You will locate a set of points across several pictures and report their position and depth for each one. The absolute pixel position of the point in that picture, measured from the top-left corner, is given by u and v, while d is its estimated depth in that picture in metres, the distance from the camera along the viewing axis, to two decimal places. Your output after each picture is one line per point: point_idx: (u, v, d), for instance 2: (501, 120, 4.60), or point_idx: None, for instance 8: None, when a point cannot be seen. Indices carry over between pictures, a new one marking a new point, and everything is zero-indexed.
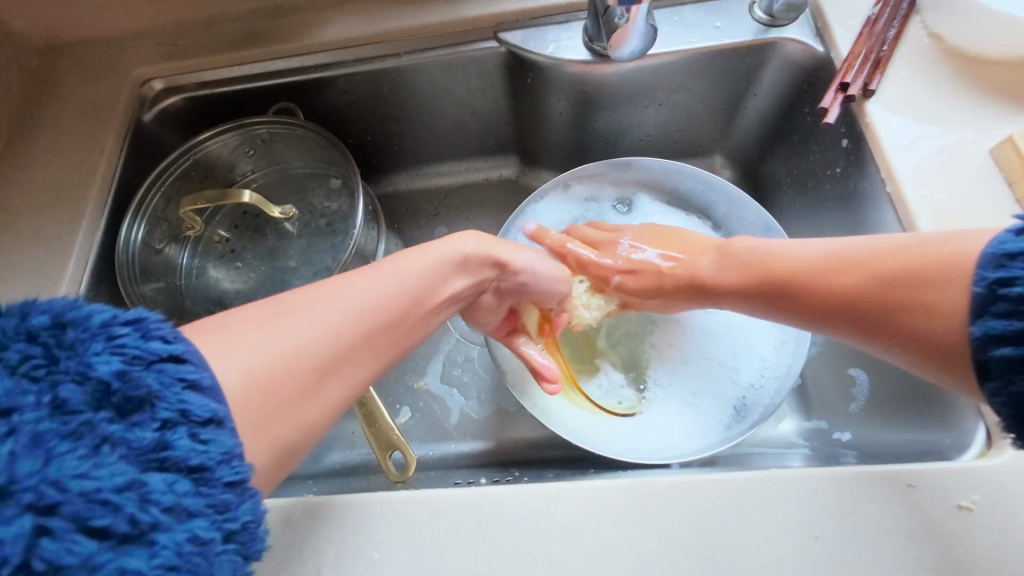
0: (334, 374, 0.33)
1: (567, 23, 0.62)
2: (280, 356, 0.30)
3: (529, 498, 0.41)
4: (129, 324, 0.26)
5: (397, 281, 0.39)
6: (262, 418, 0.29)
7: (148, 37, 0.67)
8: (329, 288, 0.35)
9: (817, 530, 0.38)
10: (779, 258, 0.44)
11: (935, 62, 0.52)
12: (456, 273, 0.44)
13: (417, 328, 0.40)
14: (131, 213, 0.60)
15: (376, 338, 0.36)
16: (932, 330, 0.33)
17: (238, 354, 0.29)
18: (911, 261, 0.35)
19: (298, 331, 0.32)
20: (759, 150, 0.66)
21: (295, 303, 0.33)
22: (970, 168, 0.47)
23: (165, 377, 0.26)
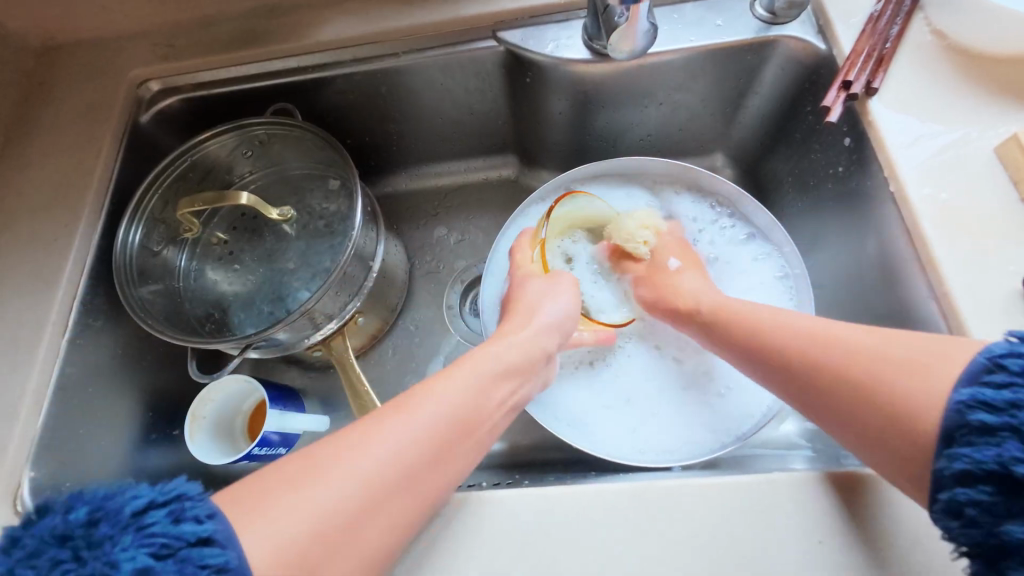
0: (368, 524, 0.33)
1: (567, 22, 0.61)
2: (320, 506, 0.32)
3: (529, 501, 0.41)
4: (155, 514, 0.30)
5: (454, 397, 0.40)
6: (308, 574, 0.30)
7: (145, 37, 0.66)
8: (385, 422, 0.37)
9: (820, 534, 0.38)
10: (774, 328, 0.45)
11: (939, 59, 0.51)
12: (506, 377, 0.44)
13: (467, 456, 0.40)
14: (129, 216, 0.59)
15: (414, 482, 0.36)
16: (909, 430, 0.34)
17: (266, 525, 0.30)
18: (897, 357, 0.36)
19: (331, 491, 0.32)
20: (761, 148, 0.65)
21: (358, 435, 0.35)
22: (974, 167, 0.46)
23: (188, 565, 0.28)
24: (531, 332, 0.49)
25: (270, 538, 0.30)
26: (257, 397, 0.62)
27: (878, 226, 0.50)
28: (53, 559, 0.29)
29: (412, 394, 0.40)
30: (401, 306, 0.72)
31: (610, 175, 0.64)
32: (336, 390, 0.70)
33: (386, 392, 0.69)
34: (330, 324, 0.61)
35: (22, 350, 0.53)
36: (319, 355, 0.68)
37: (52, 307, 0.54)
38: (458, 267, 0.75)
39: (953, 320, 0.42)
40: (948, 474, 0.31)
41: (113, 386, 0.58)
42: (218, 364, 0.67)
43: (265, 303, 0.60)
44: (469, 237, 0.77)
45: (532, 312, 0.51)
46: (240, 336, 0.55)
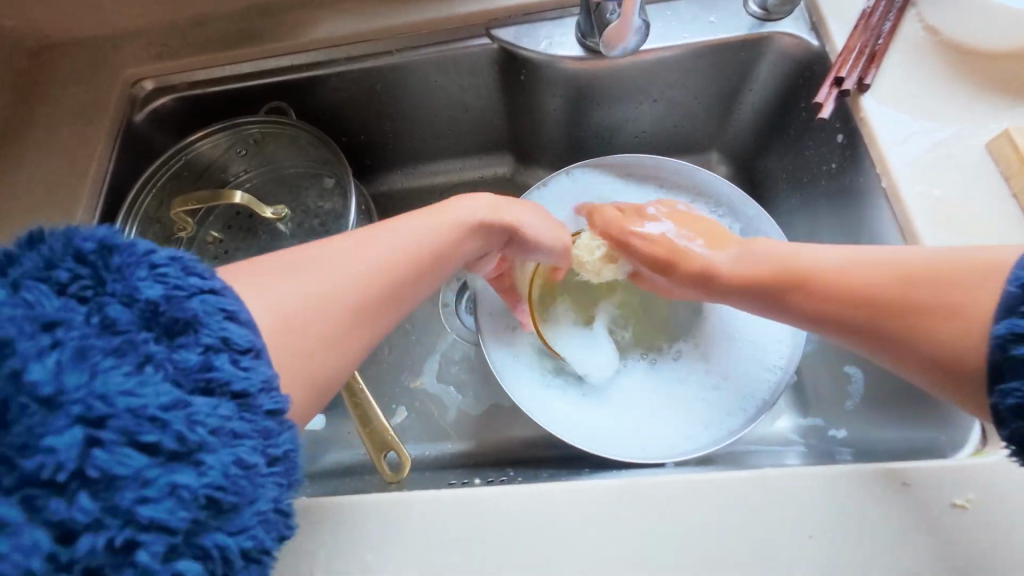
0: (329, 339, 0.36)
1: (560, 19, 0.61)
2: (305, 294, 0.35)
3: (522, 498, 0.41)
4: (170, 260, 0.29)
5: (420, 233, 0.43)
6: (293, 347, 0.34)
7: (138, 36, 0.66)
8: (361, 237, 0.41)
9: (812, 529, 0.38)
10: (804, 257, 0.44)
11: (931, 55, 0.51)
12: (478, 227, 0.47)
13: (422, 282, 0.42)
14: (123, 214, 0.59)
15: (372, 301, 0.38)
16: (956, 354, 0.35)
17: (271, 294, 0.34)
18: (938, 277, 0.37)
19: (289, 287, 0.35)
20: (755, 145, 0.65)
21: (289, 253, 0.38)
22: (967, 163, 0.47)
23: (207, 305, 0.29)
24: (509, 213, 0.49)
25: (271, 305, 0.34)
26: None
27: (871, 222, 0.50)
28: (64, 276, 0.27)
29: (380, 224, 0.43)
30: None
31: (605, 172, 0.64)
32: None
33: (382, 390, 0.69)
34: None
35: None
36: None
37: None
38: None
39: None
40: (1003, 408, 0.31)
41: None
42: None
43: None
44: None
45: (511, 207, 0.51)
46: None
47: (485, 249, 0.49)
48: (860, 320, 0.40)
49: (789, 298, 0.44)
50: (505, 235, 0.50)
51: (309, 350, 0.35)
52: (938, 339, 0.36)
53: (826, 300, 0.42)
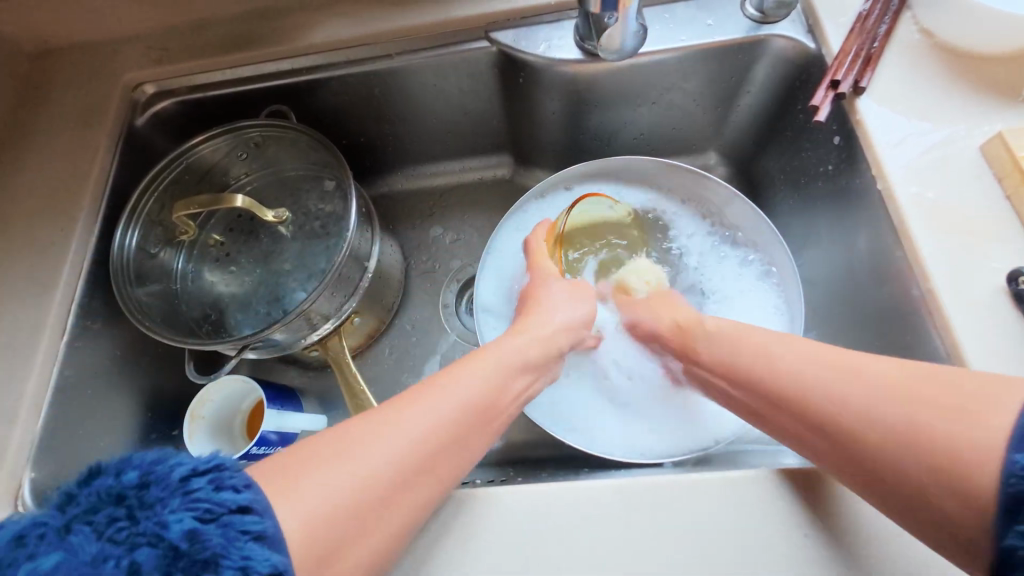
0: (390, 506, 0.34)
1: (558, 22, 0.62)
2: (340, 493, 0.32)
3: (523, 498, 0.42)
4: (202, 475, 0.29)
5: (468, 390, 0.41)
6: (331, 557, 0.30)
7: (139, 41, 0.66)
8: (406, 406, 0.38)
9: (808, 528, 0.39)
10: (779, 369, 0.40)
11: (927, 58, 0.51)
12: (524, 367, 0.46)
13: (486, 435, 0.41)
14: (126, 219, 0.60)
15: (436, 472, 0.37)
16: (958, 487, 0.30)
17: (305, 500, 0.31)
18: (930, 399, 0.32)
19: (361, 463, 0.33)
20: (753, 146, 0.66)
21: (339, 437, 0.35)
22: (961, 165, 0.47)
23: (230, 531, 0.28)
24: (548, 330, 0.50)
25: (308, 511, 0.30)
26: (255, 397, 0.63)
27: (867, 223, 0.50)
28: (104, 519, 0.27)
29: (425, 385, 0.40)
30: (398, 306, 0.73)
31: (604, 172, 0.64)
32: (333, 390, 0.71)
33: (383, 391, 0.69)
34: (326, 324, 0.62)
35: (21, 353, 0.53)
36: (316, 354, 0.68)
37: (50, 311, 0.55)
38: (454, 267, 0.76)
39: (938, 316, 0.43)
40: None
41: (112, 388, 0.58)
42: (216, 365, 0.67)
43: (262, 304, 0.61)
44: (464, 237, 0.77)
45: (549, 303, 0.53)
46: (237, 337, 0.55)
47: (529, 390, 0.47)
48: (837, 442, 0.35)
49: (772, 404, 0.40)
50: (552, 349, 0.49)
51: (345, 551, 0.31)
52: (937, 471, 0.30)
53: (798, 418, 0.38)
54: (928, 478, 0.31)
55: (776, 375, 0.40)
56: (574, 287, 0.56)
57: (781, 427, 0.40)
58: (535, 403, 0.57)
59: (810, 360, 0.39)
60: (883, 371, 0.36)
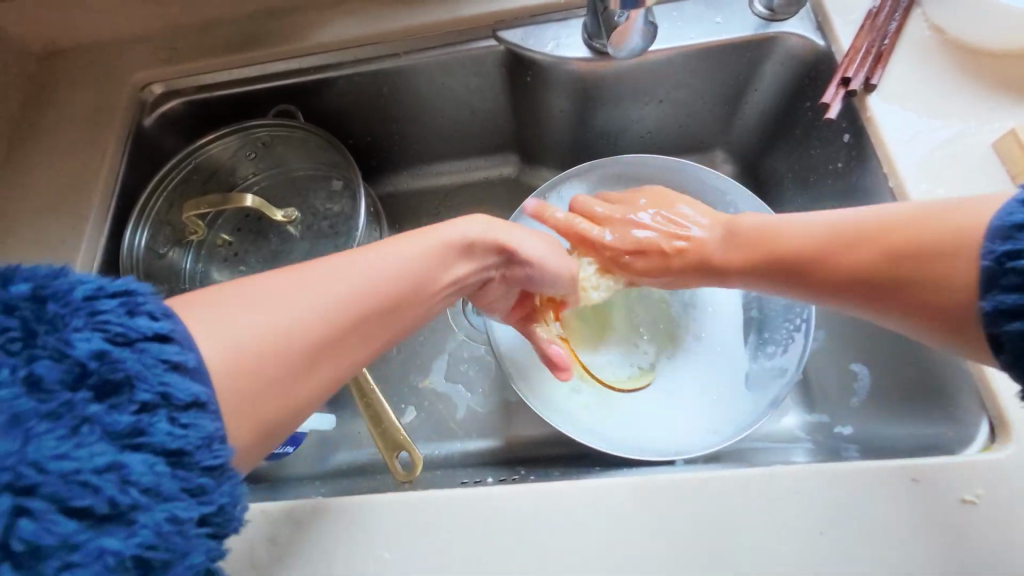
0: (322, 359, 0.34)
1: (567, 20, 0.62)
2: (248, 349, 0.31)
3: (536, 497, 0.42)
4: (135, 352, 0.27)
5: (403, 265, 0.39)
6: (245, 392, 0.30)
7: (147, 41, 0.67)
8: (333, 265, 0.36)
9: (821, 525, 0.39)
10: (796, 232, 0.44)
11: (937, 55, 0.51)
12: (462, 254, 0.44)
13: (415, 316, 0.41)
14: (134, 218, 0.60)
15: (363, 324, 0.36)
16: (944, 291, 0.33)
17: (221, 335, 0.30)
18: (918, 231, 0.35)
19: (275, 312, 0.32)
20: (760, 144, 0.66)
21: (258, 283, 0.34)
22: (973, 162, 0.47)
23: (172, 421, 0.27)
24: (505, 253, 0.47)
25: (223, 342, 0.30)
26: None
27: None
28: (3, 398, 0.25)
29: (359, 249, 0.39)
30: None
31: (614, 169, 0.64)
32: None
33: (391, 391, 0.69)
34: None
35: None
36: None
37: None
38: None
39: None
40: (1002, 366, 0.30)
41: None
42: None
43: None
44: None
45: (510, 228, 0.49)
46: None
47: (465, 274, 0.46)
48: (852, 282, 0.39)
49: (792, 280, 0.44)
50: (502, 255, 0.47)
51: (260, 398, 0.31)
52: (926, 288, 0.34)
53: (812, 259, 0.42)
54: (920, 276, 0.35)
55: (795, 255, 0.43)
56: (548, 239, 0.52)
57: (800, 286, 0.44)
58: (545, 400, 0.58)
59: (822, 219, 0.43)
60: (887, 210, 0.39)
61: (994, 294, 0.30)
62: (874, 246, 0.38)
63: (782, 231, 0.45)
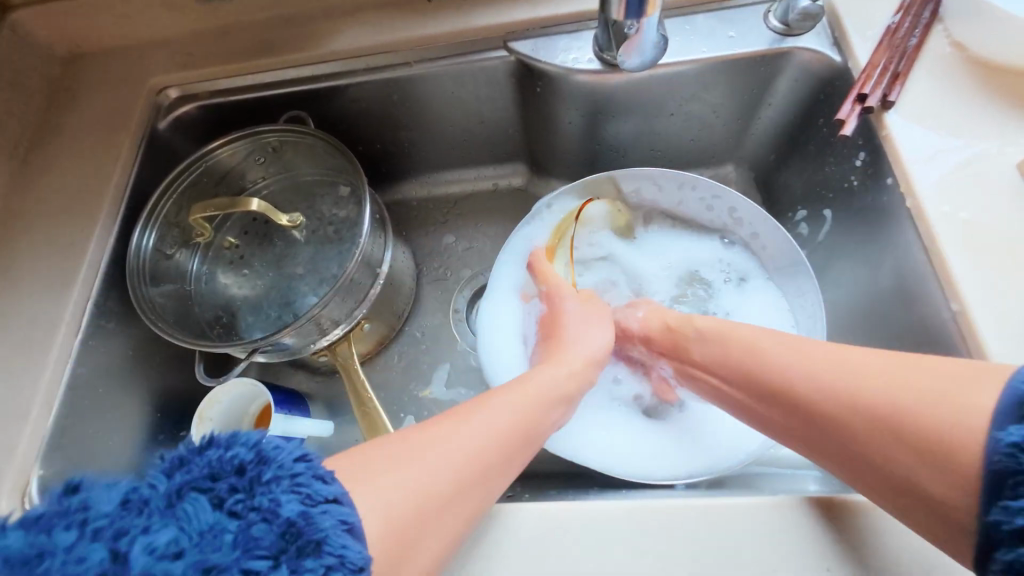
0: (455, 506, 0.35)
1: (578, 32, 0.61)
2: (395, 497, 0.33)
3: (529, 516, 0.40)
4: (304, 466, 0.30)
5: (518, 409, 0.42)
6: (399, 561, 0.32)
7: (166, 45, 0.68)
8: (471, 417, 0.40)
9: (829, 561, 0.37)
10: (775, 367, 0.41)
11: (959, 72, 0.50)
12: (558, 400, 0.46)
13: (530, 451, 0.42)
14: (144, 220, 0.61)
15: (491, 474, 0.38)
16: (942, 461, 0.32)
17: (377, 491, 0.32)
18: (895, 411, 0.34)
19: (421, 472, 0.35)
20: (773, 160, 0.64)
21: (395, 448, 0.36)
22: (995, 184, 0.45)
23: (328, 518, 0.29)
24: (576, 361, 0.50)
25: (380, 509, 0.32)
26: (263, 401, 0.63)
27: (894, 243, 0.48)
28: (225, 489, 0.28)
29: (481, 398, 0.42)
30: (407, 314, 0.72)
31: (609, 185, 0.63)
32: (342, 396, 0.70)
33: (390, 399, 0.69)
34: (337, 329, 0.62)
35: (38, 350, 0.54)
36: (325, 360, 0.68)
37: (67, 308, 0.55)
38: (465, 275, 0.75)
39: (972, 341, 0.41)
40: (1000, 531, 0.29)
41: (123, 386, 0.59)
42: (225, 366, 0.67)
43: (274, 308, 0.61)
44: (477, 245, 0.77)
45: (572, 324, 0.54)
46: (247, 341, 0.55)
47: (562, 422, 0.47)
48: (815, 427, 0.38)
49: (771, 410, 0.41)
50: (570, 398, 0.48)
51: (413, 552, 0.33)
52: (919, 438, 0.33)
53: (793, 410, 0.39)
54: (912, 446, 0.33)
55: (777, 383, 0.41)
56: (586, 307, 0.56)
57: (783, 426, 0.41)
58: None
59: (807, 349, 0.41)
60: (867, 358, 0.38)
61: (1007, 545, 0.28)
62: (851, 395, 0.36)
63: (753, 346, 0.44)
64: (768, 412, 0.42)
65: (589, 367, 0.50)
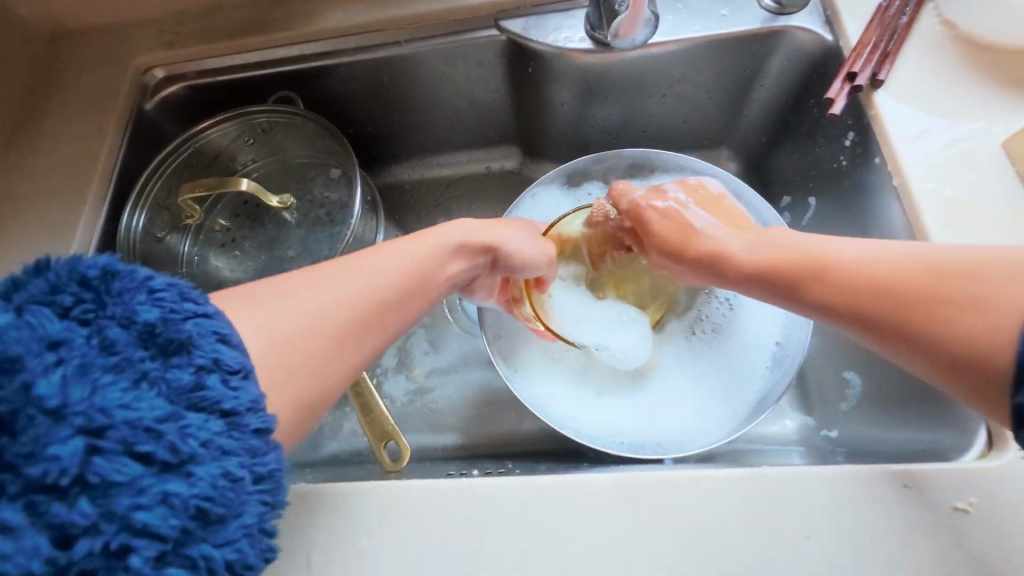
0: (326, 349, 0.35)
1: (570, 11, 0.61)
2: (270, 329, 0.34)
3: (519, 490, 0.41)
4: (168, 285, 0.30)
5: (412, 255, 0.43)
6: (275, 389, 0.33)
7: (151, 24, 0.67)
8: (350, 264, 0.40)
9: (810, 529, 0.38)
10: (827, 258, 0.39)
11: (949, 52, 0.50)
12: (454, 271, 0.46)
13: (427, 293, 0.43)
14: (132, 202, 0.60)
15: (368, 318, 0.38)
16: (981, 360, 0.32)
17: (232, 333, 0.32)
18: (964, 300, 0.33)
19: (279, 317, 0.34)
20: (765, 143, 0.64)
21: (275, 291, 0.36)
22: (981, 162, 0.45)
23: (200, 330, 0.29)
24: (496, 236, 0.48)
25: (255, 340, 0.33)
26: None
27: (881, 222, 0.49)
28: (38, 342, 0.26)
29: (370, 251, 0.42)
30: None
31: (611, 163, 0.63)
32: None
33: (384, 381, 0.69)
34: None
35: None
36: None
37: None
38: None
39: None
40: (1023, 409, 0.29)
41: None
42: None
43: None
44: None
45: (502, 222, 0.51)
46: None
47: (466, 279, 0.48)
48: (865, 318, 0.37)
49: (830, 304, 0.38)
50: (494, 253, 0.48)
51: (272, 395, 0.33)
52: (953, 335, 0.33)
53: (846, 304, 0.38)
54: (954, 351, 0.33)
55: (820, 274, 0.39)
56: (531, 229, 0.53)
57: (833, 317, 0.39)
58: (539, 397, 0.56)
59: (856, 248, 0.39)
60: (914, 252, 0.37)
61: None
62: (911, 271, 0.35)
63: (806, 242, 0.41)
64: (851, 326, 0.38)
65: (508, 252, 0.49)
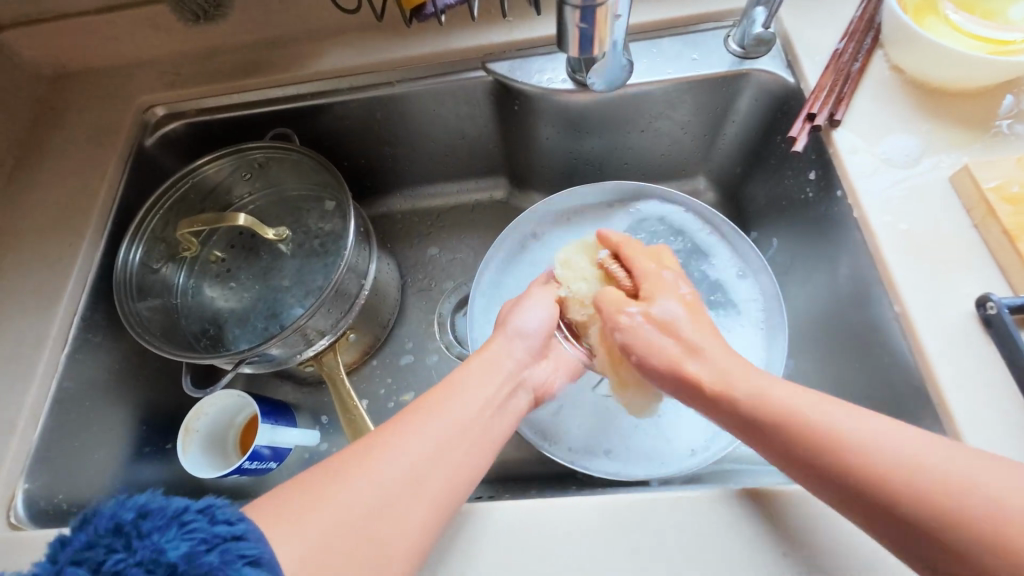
0: (389, 519, 0.35)
1: (552, 54, 0.65)
2: (339, 512, 0.34)
3: (508, 514, 0.42)
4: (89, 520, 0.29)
5: (454, 405, 0.43)
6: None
7: (153, 65, 0.70)
8: (395, 438, 0.39)
9: (785, 546, 0.39)
10: (811, 433, 0.35)
11: (897, 94, 0.54)
12: (499, 388, 0.47)
13: (486, 437, 0.43)
14: (130, 235, 0.62)
15: (431, 475, 0.38)
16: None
17: (300, 529, 0.32)
18: (960, 506, 0.30)
19: (356, 489, 0.35)
20: (739, 173, 0.68)
21: (328, 473, 0.36)
22: (932, 196, 0.49)
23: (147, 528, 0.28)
24: (513, 346, 0.51)
25: (302, 546, 0.32)
26: (249, 412, 0.65)
27: (847, 250, 0.52)
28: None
29: (411, 412, 0.42)
30: (392, 324, 0.74)
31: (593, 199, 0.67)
32: (327, 406, 0.71)
33: (374, 407, 0.71)
34: (323, 339, 0.63)
35: (24, 363, 0.54)
36: (311, 370, 0.69)
37: (53, 322, 0.56)
38: (448, 286, 0.77)
39: (912, 339, 0.44)
40: None
41: (109, 398, 0.59)
42: (213, 378, 0.68)
43: (260, 319, 0.62)
44: (459, 256, 0.79)
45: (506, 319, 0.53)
46: (233, 352, 0.57)
47: (516, 408, 0.48)
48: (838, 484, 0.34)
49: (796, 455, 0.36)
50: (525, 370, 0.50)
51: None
52: (951, 551, 0.29)
53: (838, 477, 0.34)
54: (953, 566, 0.30)
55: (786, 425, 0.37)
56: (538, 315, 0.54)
57: (808, 475, 0.35)
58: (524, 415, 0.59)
59: (887, 433, 0.34)
60: (914, 444, 0.33)
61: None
62: (910, 464, 0.32)
63: (795, 407, 0.37)
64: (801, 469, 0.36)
65: (528, 350, 0.51)
